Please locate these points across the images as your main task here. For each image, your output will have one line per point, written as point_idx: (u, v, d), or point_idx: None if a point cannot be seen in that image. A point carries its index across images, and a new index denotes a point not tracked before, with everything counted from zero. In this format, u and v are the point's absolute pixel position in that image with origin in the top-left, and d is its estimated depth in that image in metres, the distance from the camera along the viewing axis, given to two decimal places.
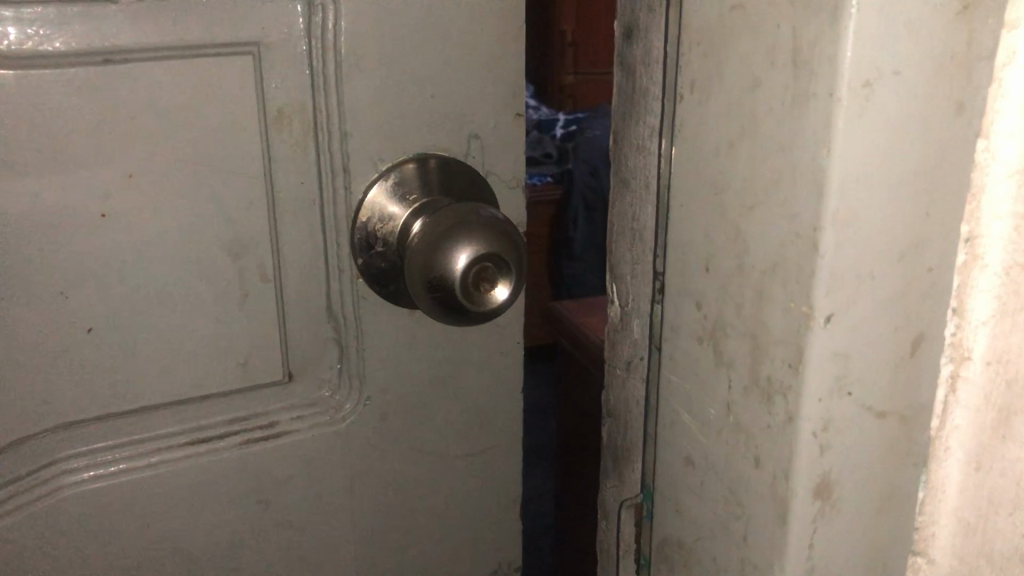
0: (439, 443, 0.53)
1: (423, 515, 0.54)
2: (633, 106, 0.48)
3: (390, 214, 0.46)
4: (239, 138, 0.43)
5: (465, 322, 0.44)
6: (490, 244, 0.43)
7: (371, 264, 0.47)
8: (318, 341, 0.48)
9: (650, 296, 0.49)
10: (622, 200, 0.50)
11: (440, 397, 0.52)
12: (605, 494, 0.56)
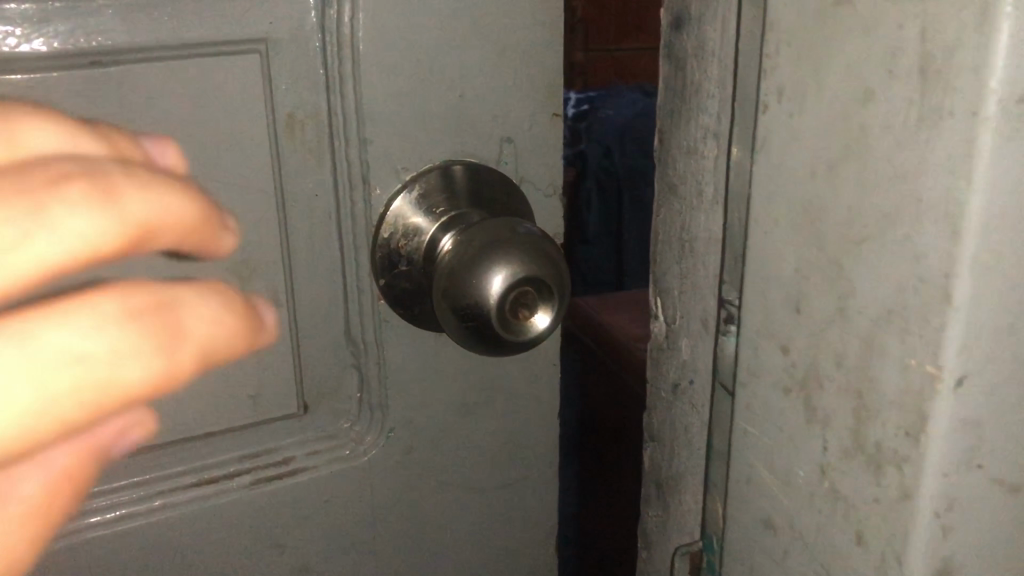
0: (469, 476, 0.48)
1: (455, 554, 0.50)
2: (687, 104, 0.43)
3: (415, 226, 0.41)
4: (248, 150, 0.38)
5: (500, 353, 0.39)
6: (529, 270, 0.38)
7: (393, 284, 0.42)
8: (335, 370, 0.44)
9: (700, 316, 0.44)
10: (673, 206, 0.45)
11: (471, 427, 0.47)
12: (648, 523, 0.52)
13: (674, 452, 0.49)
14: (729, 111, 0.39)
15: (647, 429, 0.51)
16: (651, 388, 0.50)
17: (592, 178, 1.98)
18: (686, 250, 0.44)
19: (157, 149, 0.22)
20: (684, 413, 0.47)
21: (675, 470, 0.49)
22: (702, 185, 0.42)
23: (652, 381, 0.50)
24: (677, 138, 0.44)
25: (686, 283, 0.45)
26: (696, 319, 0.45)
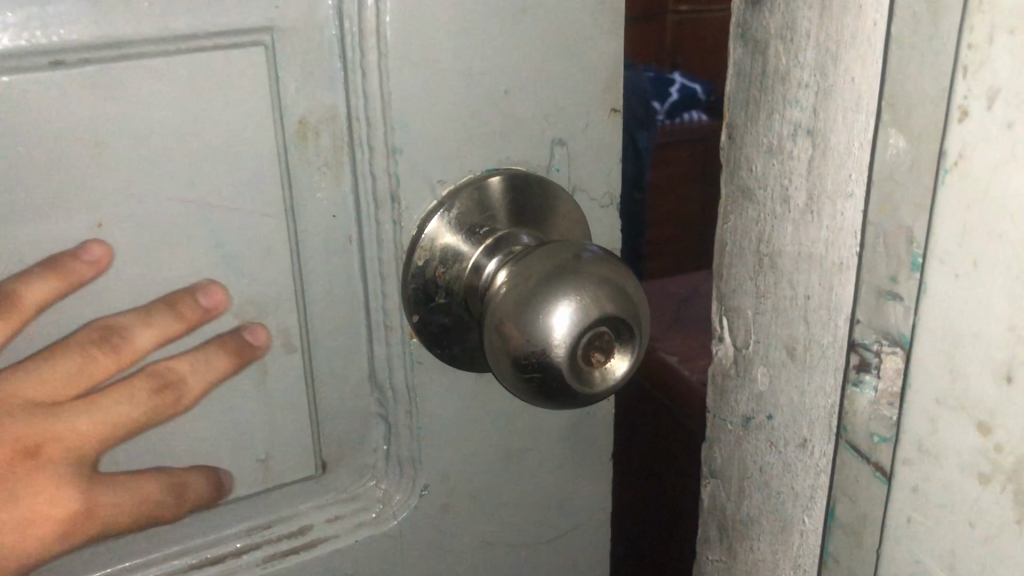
0: (511, 532, 0.42)
1: None
2: (769, 96, 0.36)
3: (455, 252, 0.34)
4: (254, 168, 0.31)
5: (567, 407, 0.32)
6: (603, 312, 0.30)
7: (430, 319, 0.35)
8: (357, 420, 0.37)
9: (784, 345, 0.38)
10: (747, 214, 0.38)
11: (510, 473, 0.41)
12: (709, 568, 0.46)
13: (744, 493, 0.42)
14: (833, 105, 0.33)
15: (706, 464, 0.45)
16: (715, 419, 0.44)
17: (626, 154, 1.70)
18: (765, 265, 0.38)
19: (209, 296, 0.32)
20: (759, 451, 0.41)
21: (745, 514, 0.42)
22: (791, 192, 0.36)
23: (714, 411, 0.44)
24: (754, 135, 0.37)
25: (764, 303, 0.38)
26: (777, 346, 0.38)
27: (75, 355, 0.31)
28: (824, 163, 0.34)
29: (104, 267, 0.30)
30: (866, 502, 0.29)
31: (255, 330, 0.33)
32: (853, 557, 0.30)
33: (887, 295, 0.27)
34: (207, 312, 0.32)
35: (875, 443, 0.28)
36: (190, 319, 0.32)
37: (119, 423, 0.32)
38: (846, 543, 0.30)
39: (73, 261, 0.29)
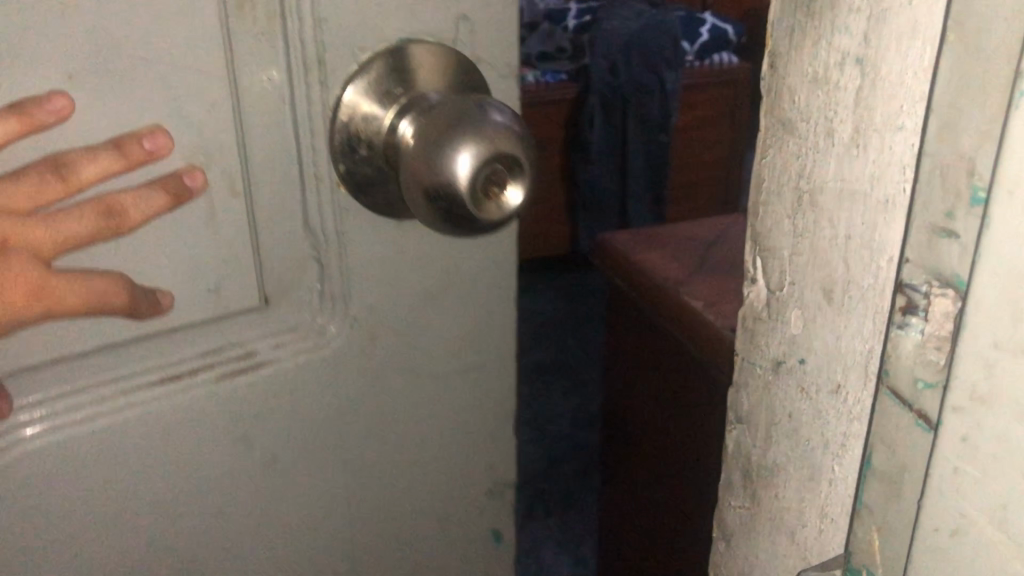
0: (441, 377, 0.43)
1: (426, 462, 0.45)
2: (818, 21, 0.34)
3: (374, 117, 0.35)
4: (199, 22, 0.30)
5: (474, 237, 0.34)
6: (503, 146, 0.32)
7: (354, 174, 0.36)
8: (299, 254, 0.36)
9: (821, 285, 0.36)
10: (786, 147, 0.37)
11: (441, 314, 0.41)
12: (730, 515, 0.45)
13: (771, 440, 0.41)
14: (886, 30, 0.31)
15: (733, 406, 0.44)
16: (744, 360, 0.42)
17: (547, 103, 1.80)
18: (805, 204, 0.36)
19: (156, 141, 0.31)
20: (789, 396, 0.39)
21: (771, 461, 0.41)
22: (835, 124, 0.34)
23: (743, 351, 0.42)
24: (797, 65, 0.35)
25: (801, 244, 0.37)
26: (813, 288, 0.36)
27: (25, 179, 0.30)
28: (874, 93, 0.31)
29: (64, 118, 0.29)
30: (904, 450, 0.27)
31: (193, 173, 0.32)
32: (889, 510, 0.28)
33: (942, 231, 0.25)
34: (152, 156, 0.31)
35: (919, 389, 0.26)
36: (132, 159, 0.30)
37: (67, 235, 0.31)
38: (881, 493, 0.28)
39: (40, 109, 0.28)
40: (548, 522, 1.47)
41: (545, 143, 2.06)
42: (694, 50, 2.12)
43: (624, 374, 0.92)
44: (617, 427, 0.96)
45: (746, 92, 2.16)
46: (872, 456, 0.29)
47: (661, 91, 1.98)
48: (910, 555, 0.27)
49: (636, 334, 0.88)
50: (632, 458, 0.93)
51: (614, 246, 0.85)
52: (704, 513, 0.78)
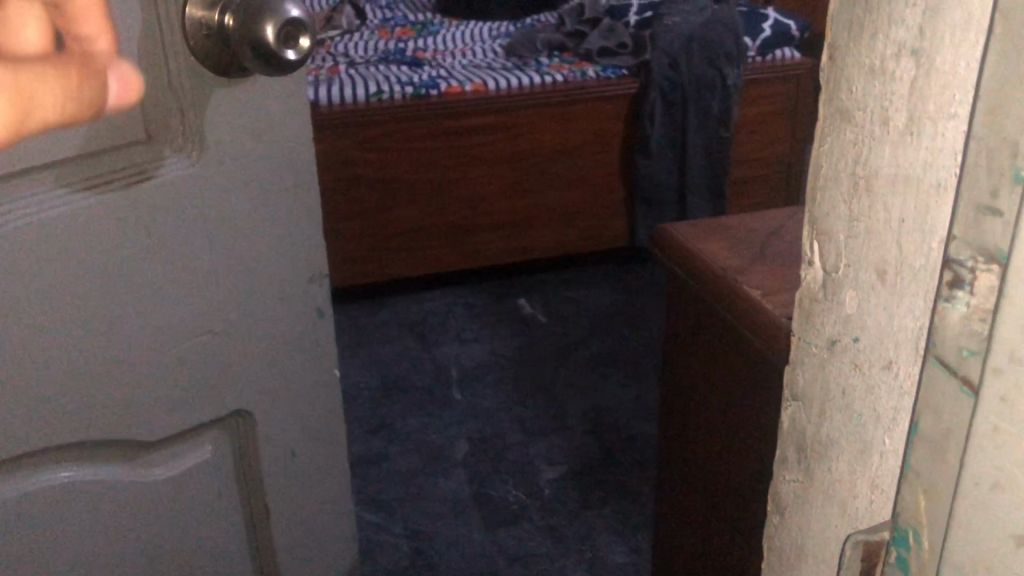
0: (253, 186, 0.65)
1: (255, 248, 0.67)
2: (874, 15, 0.35)
3: (202, 15, 0.56)
4: None
5: (284, 71, 0.57)
6: (288, 14, 0.55)
7: (201, 47, 0.57)
8: (172, 110, 0.58)
9: (875, 265, 0.38)
10: (840, 136, 0.39)
11: (249, 149, 0.64)
12: (785, 488, 0.47)
13: (824, 416, 0.43)
14: (940, 22, 0.32)
15: (790, 385, 0.46)
16: (800, 340, 0.44)
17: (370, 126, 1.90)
18: (860, 189, 0.38)
19: None
20: (843, 374, 0.41)
21: (824, 435, 0.43)
22: (891, 113, 0.35)
23: (799, 331, 0.44)
24: (856, 56, 0.37)
25: (857, 227, 0.38)
26: (867, 269, 0.38)
27: None
28: (929, 82, 0.33)
29: None
30: (947, 416, 0.29)
31: None
32: (933, 472, 0.30)
33: (987, 210, 0.27)
34: None
35: (964, 357, 0.28)
36: None
37: None
38: (926, 456, 0.30)
39: None
40: (603, 510, 1.49)
41: (605, 137, 2.08)
42: (756, 46, 2.12)
43: (679, 360, 0.94)
44: (673, 415, 0.98)
45: (809, 87, 2.15)
46: (916, 421, 0.31)
47: (723, 85, 2.02)
48: (954, 512, 0.29)
49: (693, 322, 0.90)
50: (688, 445, 0.95)
51: (673, 235, 0.87)
52: (759, 498, 0.80)
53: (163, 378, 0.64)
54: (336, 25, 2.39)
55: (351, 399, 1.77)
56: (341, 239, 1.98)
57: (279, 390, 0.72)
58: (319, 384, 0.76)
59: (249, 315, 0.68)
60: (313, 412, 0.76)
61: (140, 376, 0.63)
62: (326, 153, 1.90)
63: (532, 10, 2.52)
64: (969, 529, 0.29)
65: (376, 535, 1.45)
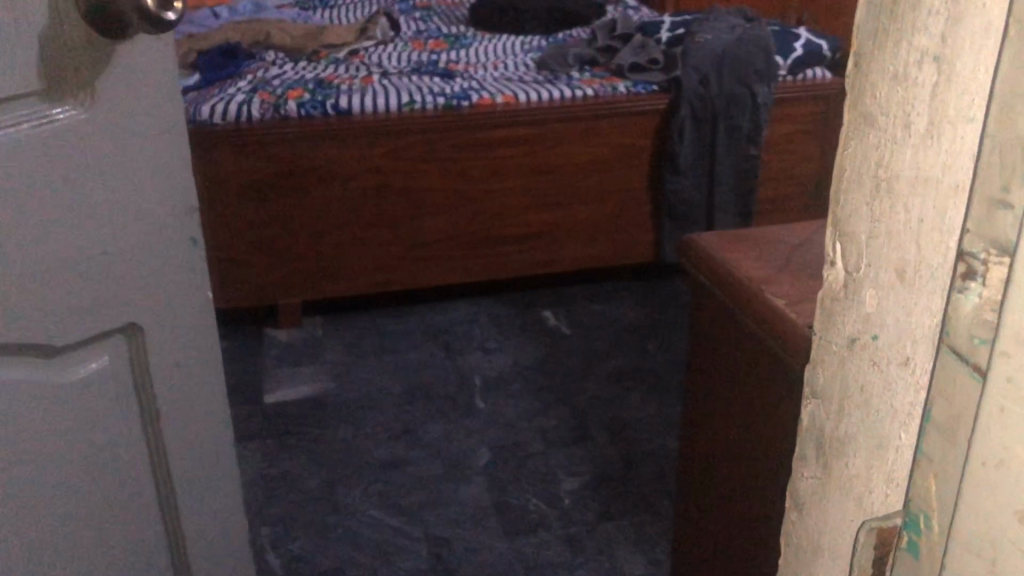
0: (141, 134, 0.71)
1: (145, 190, 0.73)
2: (898, 23, 0.37)
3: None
4: None
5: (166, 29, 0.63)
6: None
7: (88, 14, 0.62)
8: (73, 63, 0.65)
9: (894, 265, 0.39)
10: (864, 139, 0.40)
11: (136, 104, 0.69)
12: (803, 483, 0.48)
13: (843, 413, 0.44)
14: (962, 30, 0.34)
15: (810, 384, 0.47)
16: (820, 339, 0.46)
17: (277, 158, 1.89)
18: (882, 192, 0.39)
19: None
20: (860, 371, 0.42)
21: (842, 432, 0.44)
22: (912, 118, 0.37)
23: (819, 331, 0.46)
24: (879, 63, 0.38)
25: (877, 227, 0.40)
26: (885, 269, 0.40)
27: None
28: (948, 89, 0.35)
29: None
30: (960, 402, 0.32)
31: None
32: (944, 454, 0.33)
33: (998, 203, 0.29)
34: None
35: (975, 345, 0.31)
36: None
37: None
38: (938, 440, 0.33)
39: None
40: (622, 522, 1.49)
41: (633, 152, 2.09)
42: (787, 65, 2.14)
43: (702, 369, 0.95)
44: (695, 424, 0.99)
45: (839, 107, 2.16)
46: (930, 405, 0.34)
47: (753, 103, 2.03)
48: (962, 489, 0.32)
49: (716, 331, 0.91)
50: (710, 454, 0.96)
51: (699, 246, 0.88)
52: (779, 506, 0.81)
53: (71, 304, 0.71)
54: (371, 37, 2.43)
55: (375, 404, 1.79)
56: (369, 245, 2.01)
57: (174, 324, 0.78)
58: (207, 326, 0.81)
59: (145, 253, 0.74)
60: (211, 369, 0.83)
61: (51, 304, 0.70)
62: (358, 161, 1.93)
63: (564, 25, 2.55)
64: (976, 508, 0.32)
65: (396, 539, 1.46)
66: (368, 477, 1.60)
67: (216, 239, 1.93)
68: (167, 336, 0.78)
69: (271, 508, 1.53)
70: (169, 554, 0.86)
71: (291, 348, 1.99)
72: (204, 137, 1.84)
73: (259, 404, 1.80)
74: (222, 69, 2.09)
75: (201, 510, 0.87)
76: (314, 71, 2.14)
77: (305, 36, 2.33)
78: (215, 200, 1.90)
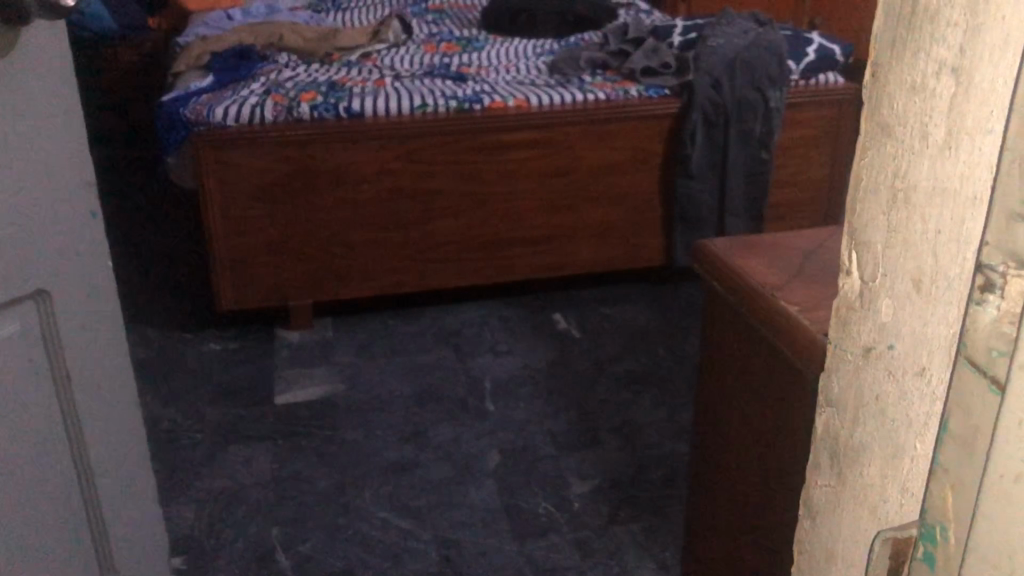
0: (39, 123, 0.66)
1: (48, 182, 0.68)
2: (917, 34, 0.37)
3: None
4: None
5: None
6: None
7: None
8: None
9: (908, 274, 0.39)
10: (880, 149, 0.40)
11: (30, 91, 0.65)
12: (816, 491, 0.48)
13: (857, 421, 0.44)
14: (981, 43, 0.34)
15: (824, 392, 0.47)
16: (835, 347, 0.46)
17: (290, 160, 1.90)
18: (899, 202, 0.39)
19: None
20: (876, 381, 0.42)
21: (857, 441, 0.44)
22: (930, 128, 0.37)
23: (834, 339, 0.46)
24: (897, 74, 0.39)
25: (894, 237, 0.40)
26: (902, 279, 0.40)
27: None
28: (966, 101, 0.35)
29: None
30: (978, 414, 0.32)
31: None
32: (961, 465, 0.33)
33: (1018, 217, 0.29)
34: None
35: (993, 357, 0.31)
36: None
37: None
38: (953, 453, 0.33)
39: None
40: (632, 527, 1.49)
41: (645, 156, 2.08)
42: (800, 70, 2.12)
43: (713, 375, 0.95)
44: (706, 429, 0.99)
45: (851, 112, 2.15)
46: (947, 415, 0.34)
47: (765, 108, 2.03)
48: (979, 500, 0.32)
49: (727, 337, 0.91)
50: (720, 461, 0.96)
51: (712, 251, 0.88)
52: (791, 513, 0.81)
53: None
54: (383, 40, 2.44)
55: (386, 406, 1.80)
56: (380, 248, 2.01)
57: (79, 316, 0.74)
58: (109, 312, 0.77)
59: (52, 251, 0.70)
60: (122, 380, 0.80)
61: None
62: (370, 163, 1.94)
63: (576, 28, 2.56)
64: (993, 519, 0.32)
65: (405, 541, 1.46)
66: (378, 478, 1.60)
67: (227, 240, 1.94)
68: (81, 363, 0.75)
69: (281, 510, 1.53)
70: (95, 554, 0.82)
71: (302, 349, 2.00)
72: (218, 138, 1.85)
73: (270, 405, 1.80)
74: (235, 70, 2.10)
75: (122, 507, 0.83)
76: (327, 73, 2.15)
77: (317, 39, 2.34)
78: (227, 201, 1.90)
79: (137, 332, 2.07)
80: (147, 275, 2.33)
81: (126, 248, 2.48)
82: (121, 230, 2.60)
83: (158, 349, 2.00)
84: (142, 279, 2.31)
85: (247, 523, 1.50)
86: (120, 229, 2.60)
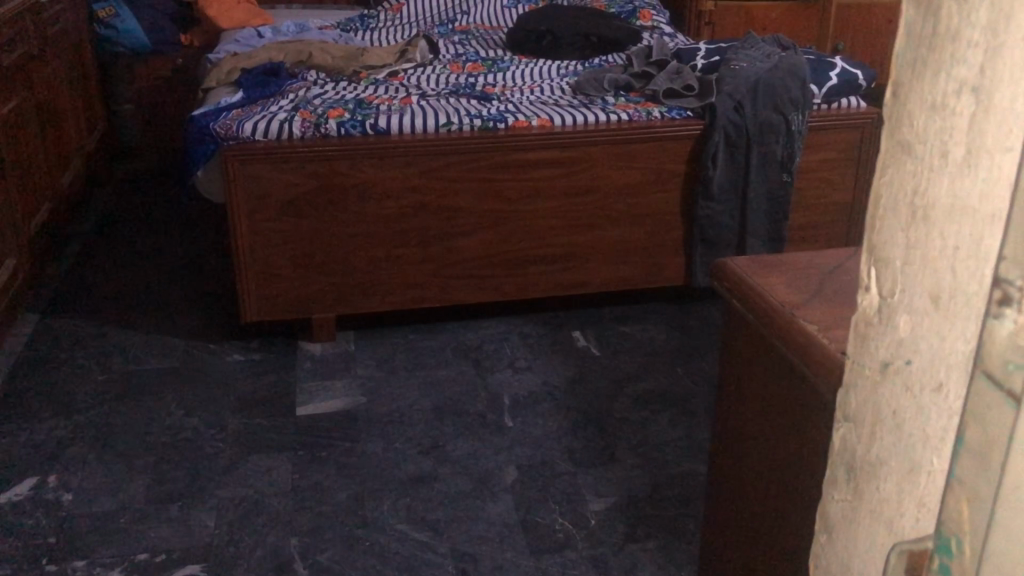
0: None
1: None
2: (936, 57, 0.38)
3: None
4: None
5: None
6: None
7: None
8: None
9: (924, 288, 0.40)
10: (899, 169, 0.41)
11: None
12: (834, 505, 0.49)
13: (875, 435, 0.44)
14: (1001, 64, 0.35)
15: (840, 407, 0.48)
16: (852, 363, 0.46)
17: (313, 173, 1.91)
18: (917, 218, 0.40)
19: None
20: (893, 396, 0.42)
21: (874, 456, 0.44)
22: (949, 146, 0.38)
23: (852, 355, 0.46)
24: (918, 91, 0.39)
25: (913, 254, 0.40)
26: (920, 296, 0.40)
27: None
28: (985, 120, 0.36)
29: None
30: (993, 424, 0.33)
31: None
32: (978, 477, 0.34)
33: None
34: None
35: (1010, 371, 0.32)
36: None
37: None
38: (970, 465, 0.34)
39: None
40: (648, 544, 1.49)
41: (667, 176, 2.09)
42: (822, 94, 2.14)
43: (727, 393, 0.96)
44: (723, 448, 0.99)
45: (873, 136, 2.15)
46: (962, 423, 0.34)
47: (787, 131, 2.04)
48: (997, 511, 0.33)
49: (741, 355, 0.92)
50: (737, 479, 0.96)
51: (732, 270, 0.88)
52: (808, 529, 0.81)
53: None
54: (410, 59, 2.46)
55: (406, 420, 1.80)
56: (402, 263, 2.03)
57: None
58: None
59: None
60: None
61: None
62: (393, 179, 1.95)
63: (600, 50, 2.57)
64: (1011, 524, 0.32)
65: (422, 553, 1.47)
66: (396, 492, 1.61)
67: (252, 254, 1.96)
68: None
69: (299, 519, 1.54)
70: None
71: (324, 362, 2.01)
72: (246, 152, 1.87)
73: (292, 416, 1.82)
74: (265, 87, 2.13)
75: None
76: (353, 91, 2.17)
77: (345, 57, 2.37)
78: (253, 216, 1.93)
79: (161, 342, 2.09)
80: (169, 287, 2.35)
81: (152, 260, 2.51)
82: (145, 241, 2.63)
83: (182, 359, 2.02)
84: (164, 291, 2.33)
85: (265, 533, 1.51)
86: (145, 240, 2.63)
